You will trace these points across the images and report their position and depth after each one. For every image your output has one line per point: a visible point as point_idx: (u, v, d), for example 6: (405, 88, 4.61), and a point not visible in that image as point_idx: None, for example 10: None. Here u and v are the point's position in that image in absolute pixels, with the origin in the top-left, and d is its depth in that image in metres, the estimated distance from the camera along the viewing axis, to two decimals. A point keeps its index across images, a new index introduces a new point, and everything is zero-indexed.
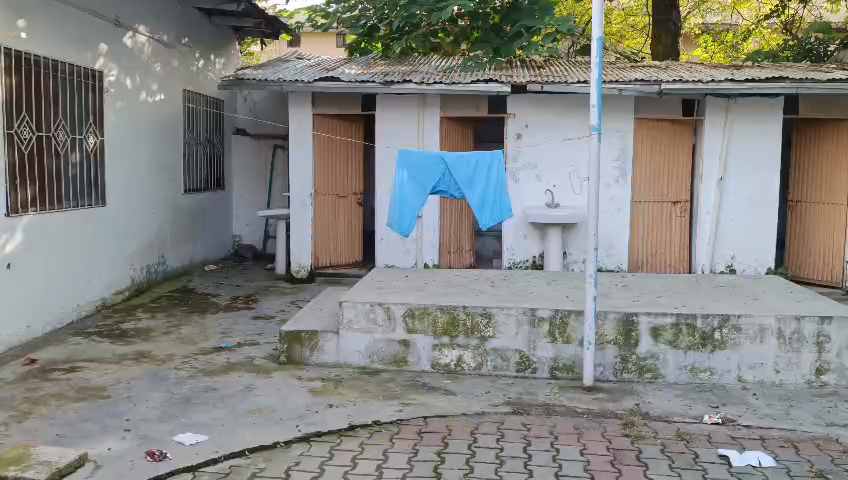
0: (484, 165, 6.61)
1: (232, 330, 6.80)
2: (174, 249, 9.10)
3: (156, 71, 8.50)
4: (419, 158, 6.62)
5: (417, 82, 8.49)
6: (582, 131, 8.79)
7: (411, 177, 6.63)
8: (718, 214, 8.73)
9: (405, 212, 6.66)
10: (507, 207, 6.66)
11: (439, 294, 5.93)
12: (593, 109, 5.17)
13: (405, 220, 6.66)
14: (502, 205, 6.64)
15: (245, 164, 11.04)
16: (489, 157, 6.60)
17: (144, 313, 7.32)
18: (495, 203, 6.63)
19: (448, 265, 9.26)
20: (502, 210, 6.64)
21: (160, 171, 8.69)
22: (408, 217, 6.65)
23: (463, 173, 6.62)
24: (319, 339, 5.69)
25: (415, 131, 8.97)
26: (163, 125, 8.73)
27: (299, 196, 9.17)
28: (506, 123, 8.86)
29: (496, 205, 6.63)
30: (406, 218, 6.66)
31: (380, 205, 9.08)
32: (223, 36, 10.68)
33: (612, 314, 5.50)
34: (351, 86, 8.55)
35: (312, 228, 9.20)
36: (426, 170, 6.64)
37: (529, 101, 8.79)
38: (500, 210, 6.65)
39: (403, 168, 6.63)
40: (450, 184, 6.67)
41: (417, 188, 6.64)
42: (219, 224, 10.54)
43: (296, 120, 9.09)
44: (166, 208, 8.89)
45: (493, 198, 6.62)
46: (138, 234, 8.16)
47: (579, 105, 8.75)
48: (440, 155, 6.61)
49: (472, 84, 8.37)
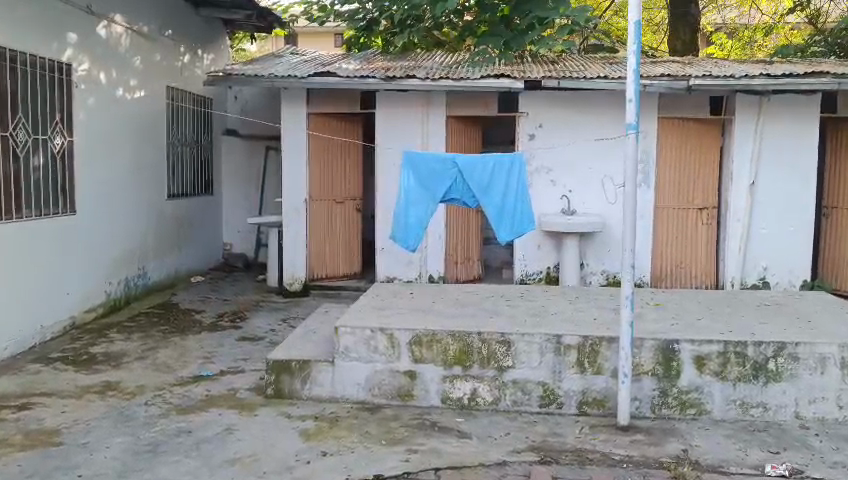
0: (501, 169, 5.86)
1: (214, 354, 6.05)
2: (156, 260, 8.35)
3: (135, 65, 7.77)
4: (427, 162, 5.91)
5: (421, 78, 7.76)
6: (601, 131, 8.05)
7: (417, 182, 5.94)
8: (749, 222, 7.97)
9: (409, 223, 5.97)
10: (529, 217, 5.91)
11: (449, 317, 5.20)
12: (630, 105, 4.43)
13: (409, 233, 5.96)
14: (523, 213, 5.90)
15: (236, 167, 10.30)
16: (508, 158, 5.86)
17: (118, 334, 6.58)
18: (515, 212, 5.90)
19: (455, 276, 8.52)
20: (523, 220, 5.90)
21: (140, 174, 7.95)
22: (412, 230, 5.97)
23: (477, 177, 5.87)
24: (312, 369, 4.95)
25: (418, 131, 8.24)
26: (144, 124, 7.99)
27: (294, 202, 8.44)
28: (517, 123, 8.12)
29: (517, 215, 5.90)
30: (410, 231, 5.97)
31: (381, 212, 8.35)
32: (212, 30, 9.94)
33: (650, 341, 4.74)
34: (349, 82, 7.82)
35: (307, 236, 8.48)
36: (435, 174, 5.92)
37: (542, 99, 8.05)
38: (522, 219, 5.91)
39: (409, 173, 5.94)
40: (463, 190, 5.93)
41: (425, 197, 5.94)
42: (207, 232, 9.80)
43: (288, 120, 8.38)
44: (148, 215, 8.15)
45: (513, 206, 5.88)
46: (114, 244, 7.42)
47: (598, 103, 8.00)
48: (451, 156, 5.89)
49: (481, 79, 7.65)
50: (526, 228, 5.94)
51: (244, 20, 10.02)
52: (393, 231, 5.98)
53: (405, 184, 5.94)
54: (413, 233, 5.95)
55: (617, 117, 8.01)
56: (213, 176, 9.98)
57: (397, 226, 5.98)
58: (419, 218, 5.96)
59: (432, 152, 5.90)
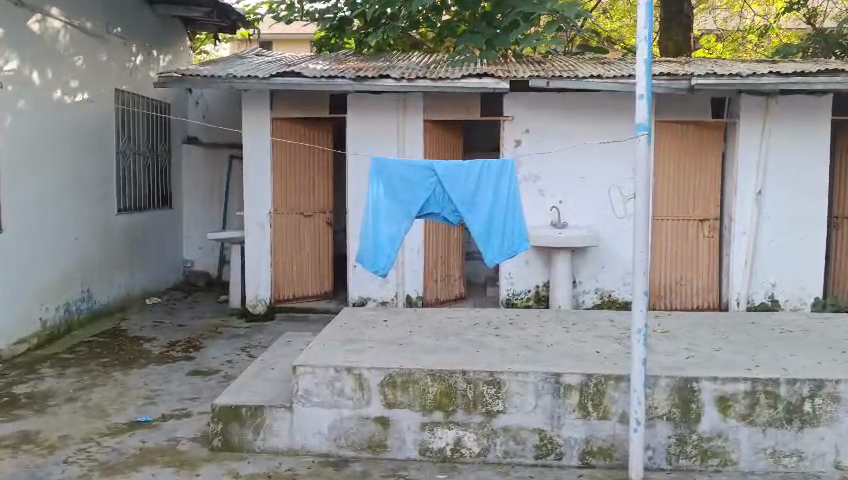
0: (490, 177, 5.15)
1: (159, 393, 5.26)
2: (104, 281, 7.53)
3: (76, 65, 6.98)
4: (401, 170, 5.18)
5: (396, 79, 7.04)
6: (594, 136, 7.35)
7: (390, 194, 5.21)
8: (755, 234, 7.27)
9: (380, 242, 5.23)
10: (521, 235, 5.21)
11: (428, 352, 4.44)
12: (640, 101, 3.74)
13: (380, 254, 5.24)
14: (514, 231, 5.21)
15: (197, 178, 9.49)
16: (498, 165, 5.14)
17: (50, 369, 5.76)
18: (505, 230, 5.20)
19: (435, 295, 7.76)
20: (514, 239, 5.21)
21: (82, 187, 7.13)
22: (384, 251, 5.24)
23: (459, 188, 5.14)
24: (265, 416, 4.17)
25: (393, 137, 7.50)
26: (87, 130, 7.18)
27: (256, 215, 7.67)
28: (501, 128, 7.41)
29: (507, 233, 5.21)
30: (382, 252, 5.24)
31: (353, 226, 7.59)
32: (171, 30, 9.16)
33: (664, 379, 4.01)
34: (316, 83, 7.06)
35: (272, 253, 7.69)
36: (409, 185, 5.18)
37: (530, 102, 7.36)
38: (512, 238, 5.21)
39: (380, 183, 5.21)
40: (443, 202, 5.20)
41: (399, 211, 5.21)
42: (165, 249, 8.98)
43: (250, 126, 7.62)
44: (93, 231, 7.33)
45: (502, 222, 5.19)
46: (52, 265, 6.60)
47: (590, 105, 7.31)
48: (428, 164, 5.14)
49: (463, 80, 6.96)
50: (518, 248, 5.23)
51: (204, 18, 9.22)
52: (361, 251, 5.25)
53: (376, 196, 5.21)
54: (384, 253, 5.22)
55: (612, 121, 7.31)
56: (171, 188, 9.14)
57: (366, 245, 5.25)
58: (392, 235, 5.25)
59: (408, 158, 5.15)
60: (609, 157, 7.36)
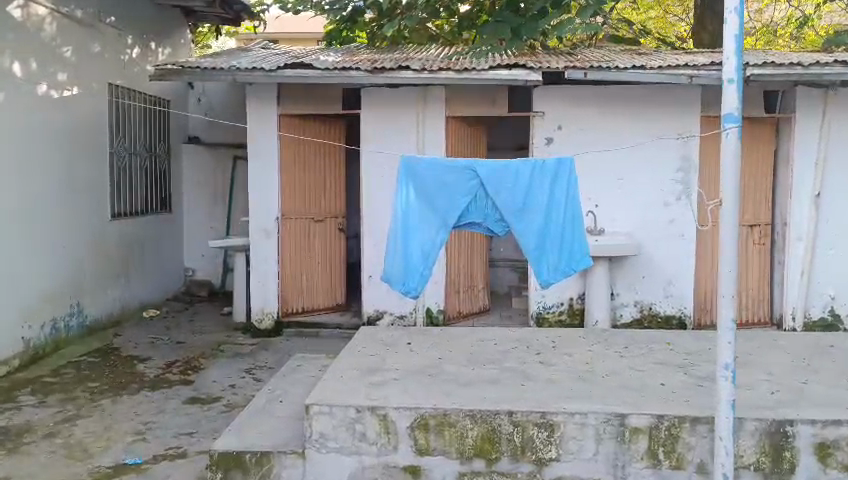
0: (543, 181, 4.66)
1: (151, 426, 4.60)
2: (96, 293, 6.89)
3: (65, 57, 6.34)
4: (440, 173, 4.61)
5: (415, 70, 6.38)
6: (632, 133, 6.68)
7: (426, 202, 4.63)
8: (813, 241, 6.57)
9: (412, 257, 4.62)
10: (580, 250, 4.73)
11: (464, 386, 3.77)
12: (729, 87, 3.05)
13: (411, 271, 4.62)
14: (573, 246, 4.72)
15: (198, 181, 8.84)
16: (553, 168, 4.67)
17: (31, 396, 5.11)
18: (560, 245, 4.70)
19: (457, 308, 7.09)
20: (573, 255, 4.72)
21: (72, 190, 6.49)
22: (416, 268, 4.62)
23: (507, 195, 4.62)
24: (273, 464, 3.51)
25: (411, 135, 6.84)
26: (77, 128, 6.54)
27: (262, 221, 7.01)
28: (531, 125, 6.76)
29: (563, 249, 4.71)
30: (413, 269, 4.62)
31: (370, 233, 6.93)
32: (170, 21, 8.51)
33: (752, 423, 3.33)
34: (328, 75, 6.41)
35: (279, 262, 7.04)
36: (449, 190, 4.61)
37: (562, 97, 6.69)
38: (569, 255, 4.71)
39: (412, 188, 4.63)
40: (487, 210, 4.66)
41: (435, 221, 4.63)
42: (164, 257, 8.34)
43: (255, 123, 6.97)
44: (84, 239, 6.69)
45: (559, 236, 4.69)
46: (37, 277, 5.96)
47: (629, 99, 6.65)
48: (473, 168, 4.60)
49: (490, 71, 6.31)
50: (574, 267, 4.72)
51: (205, 9, 8.58)
52: (389, 268, 4.64)
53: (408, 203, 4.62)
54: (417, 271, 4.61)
55: (653, 116, 6.64)
56: (171, 191, 8.50)
57: (395, 261, 4.62)
58: (425, 249, 4.63)
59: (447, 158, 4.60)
60: (649, 157, 6.69)
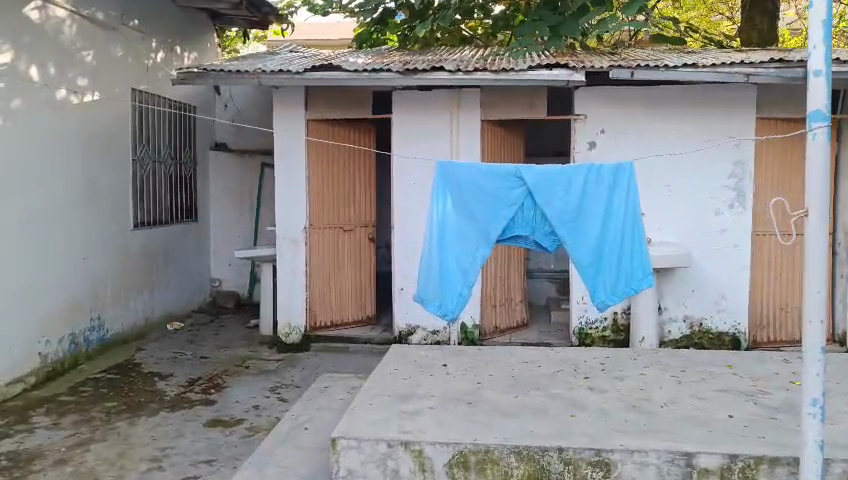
0: (597, 189, 4.32)
1: (168, 452, 4.29)
2: (118, 306, 6.63)
3: (86, 61, 6.10)
4: (483, 182, 4.35)
5: (449, 72, 6.03)
6: (681, 137, 6.26)
7: (467, 213, 4.34)
8: None
9: (449, 275, 4.27)
10: (642, 268, 4.29)
11: (507, 417, 3.39)
12: (815, 82, 2.62)
13: (448, 291, 4.26)
14: (633, 264, 4.28)
15: (225, 189, 8.59)
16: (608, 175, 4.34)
17: (45, 417, 4.84)
18: (618, 263, 4.28)
19: (494, 322, 6.72)
20: (633, 275, 4.28)
21: (93, 199, 6.24)
22: (454, 286, 4.26)
23: (557, 204, 4.30)
24: None
25: (445, 140, 6.49)
26: (98, 134, 6.29)
27: (289, 230, 6.72)
28: (572, 130, 6.38)
29: (622, 267, 4.28)
30: (451, 287, 4.26)
31: (402, 244, 6.60)
32: (195, 24, 8.27)
33: (840, 465, 2.91)
34: (357, 77, 6.08)
35: (307, 274, 6.74)
36: (493, 200, 4.33)
37: (606, 99, 6.30)
38: (628, 273, 4.28)
39: (451, 200, 4.36)
40: (534, 221, 4.36)
41: (476, 234, 4.31)
42: (189, 268, 8.09)
43: (283, 129, 6.69)
44: (105, 250, 6.43)
45: (616, 252, 4.27)
46: (55, 289, 5.70)
47: (677, 100, 6.23)
48: (519, 175, 4.32)
49: (530, 71, 5.94)
50: (635, 288, 4.28)
51: (232, 11, 8.33)
52: (426, 287, 4.31)
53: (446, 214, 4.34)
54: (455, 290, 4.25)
55: (704, 118, 6.21)
56: (196, 199, 8.25)
57: (430, 279, 4.29)
58: (463, 265, 4.28)
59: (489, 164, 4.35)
60: (700, 162, 6.25)
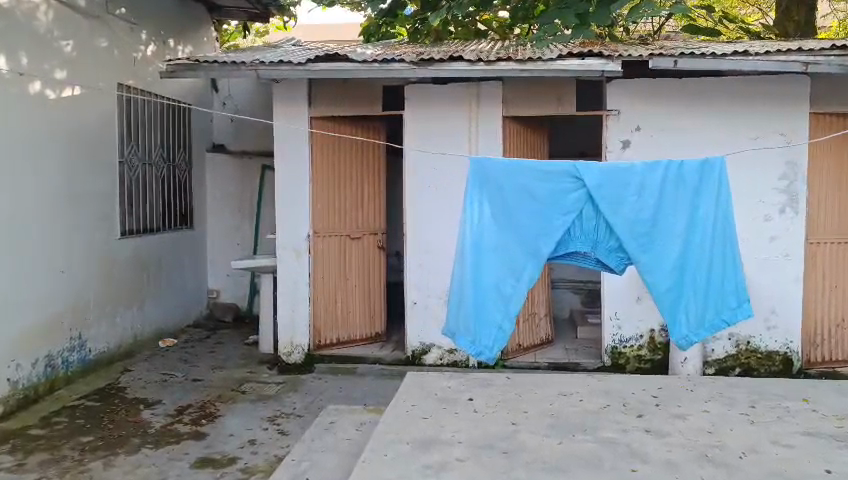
0: (676, 203, 4.25)
1: None
2: (102, 322, 6.01)
3: (64, 51, 5.49)
4: (539, 194, 4.21)
5: (468, 62, 5.40)
6: (725, 134, 5.61)
7: (517, 231, 4.22)
8: None
9: (485, 307, 4.14)
10: (729, 294, 4.26)
11: (552, 473, 2.75)
12: None
13: (484, 325, 4.12)
14: (719, 290, 4.25)
15: (222, 193, 7.97)
16: (691, 195, 4.26)
17: (9, 456, 4.22)
18: (700, 290, 4.24)
19: (516, 340, 6.08)
20: (722, 302, 4.25)
21: (75, 205, 5.63)
22: (490, 321, 4.13)
23: (630, 221, 4.19)
24: None
25: (462, 139, 5.87)
26: (78, 133, 5.67)
27: (291, 239, 6.12)
28: (603, 128, 5.76)
29: (705, 293, 4.24)
30: (487, 322, 4.13)
31: (417, 254, 5.99)
32: (191, 16, 7.67)
33: None
34: (366, 68, 5.46)
35: (311, 287, 6.13)
36: (550, 215, 4.20)
37: (641, 93, 5.68)
38: (713, 299, 4.25)
39: (498, 215, 4.23)
40: (598, 238, 4.24)
41: (523, 256, 4.19)
42: (184, 279, 7.48)
43: (284, 127, 6.08)
44: (88, 261, 5.82)
45: (697, 275, 4.23)
46: (28, 306, 5.08)
47: (722, 92, 5.58)
48: (584, 188, 4.18)
49: (558, 61, 5.31)
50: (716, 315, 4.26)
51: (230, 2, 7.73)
52: (462, 314, 4.18)
53: (486, 237, 4.20)
54: (493, 325, 4.11)
55: (752, 112, 5.56)
56: (192, 205, 7.64)
57: (466, 311, 4.16)
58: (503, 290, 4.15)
59: (545, 170, 4.20)
60: (747, 162, 5.60)
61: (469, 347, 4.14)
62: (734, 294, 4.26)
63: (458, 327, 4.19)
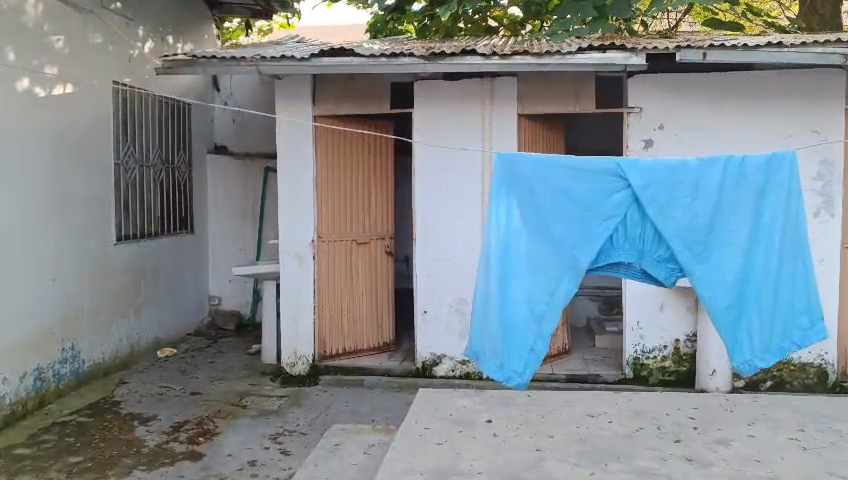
0: (734, 209, 3.81)
1: None
2: (96, 332, 5.72)
3: (54, 45, 5.20)
4: (577, 195, 3.79)
5: (481, 56, 5.09)
6: (755, 132, 5.28)
7: (553, 238, 3.78)
8: None
9: (515, 328, 3.69)
10: (796, 315, 3.77)
11: None
12: None
13: (514, 347, 3.69)
14: (784, 310, 3.77)
15: (224, 196, 7.68)
16: (752, 200, 3.80)
17: None
18: (763, 310, 3.75)
19: None
20: (787, 324, 3.77)
21: (66, 209, 5.33)
22: (521, 342, 3.68)
23: (681, 228, 3.76)
24: None
25: (475, 138, 5.55)
26: (70, 133, 5.38)
27: (294, 244, 5.81)
28: (624, 126, 5.44)
29: (769, 313, 3.76)
30: (517, 344, 3.68)
31: (428, 260, 5.67)
32: (191, 12, 7.38)
33: None
34: (374, 63, 5.15)
35: (315, 294, 5.82)
36: (589, 220, 3.78)
37: (664, 89, 5.35)
38: (777, 320, 3.77)
39: (531, 219, 3.81)
40: (642, 246, 3.81)
41: (559, 267, 3.75)
42: (184, 286, 7.18)
43: (287, 126, 5.78)
44: (80, 267, 5.52)
45: (760, 292, 3.75)
46: (15, 317, 4.78)
47: (752, 88, 5.25)
48: (630, 189, 3.75)
49: (579, 54, 4.99)
50: (781, 339, 3.77)
51: None
52: (490, 334, 3.74)
53: (518, 244, 3.78)
54: (523, 348, 3.66)
55: (784, 109, 5.23)
56: (193, 208, 7.34)
57: (494, 330, 3.73)
58: (536, 307, 3.71)
59: (584, 169, 3.79)
60: None
61: (497, 372, 3.68)
62: (802, 314, 3.78)
63: (485, 348, 3.76)
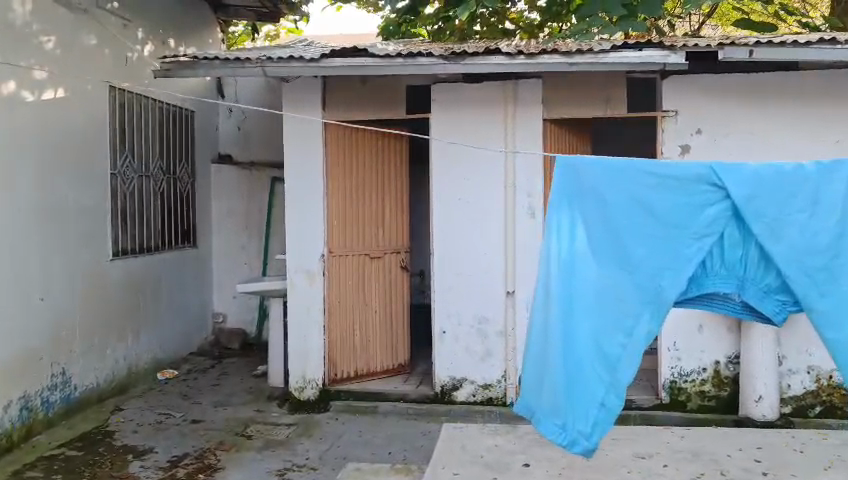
0: None
1: None
2: (89, 355, 5.32)
3: (43, 47, 4.82)
4: (659, 205, 2.96)
5: (504, 55, 4.69)
6: (802, 137, 4.86)
7: (628, 259, 2.90)
8: None
9: (581, 376, 2.79)
10: None
11: None
12: None
13: (579, 403, 2.77)
14: None
15: (228, 208, 7.29)
16: None
17: None
18: None
19: None
20: None
21: (56, 222, 4.95)
22: (587, 395, 2.76)
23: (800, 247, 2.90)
24: None
25: (497, 145, 5.14)
26: (60, 141, 5.00)
27: (302, 260, 5.42)
28: (658, 131, 5.03)
29: None
30: (581, 397, 2.77)
31: (448, 276, 5.25)
32: (193, 15, 7.02)
33: None
34: (388, 64, 4.76)
35: (325, 314, 5.42)
36: (676, 236, 2.94)
37: (701, 91, 4.94)
38: None
39: (601, 237, 2.96)
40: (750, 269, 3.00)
41: (637, 296, 2.84)
42: (186, 303, 6.79)
43: (294, 133, 5.39)
44: (72, 285, 5.13)
45: None
46: None
47: (799, 89, 4.84)
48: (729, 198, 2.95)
49: (611, 53, 4.59)
50: None
51: None
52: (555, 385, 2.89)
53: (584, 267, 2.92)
54: (589, 401, 2.73)
55: (833, 112, 4.81)
56: (195, 220, 6.96)
57: (555, 378, 2.89)
58: (607, 348, 2.80)
59: (668, 173, 2.99)
60: None
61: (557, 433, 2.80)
62: None
63: (549, 405, 2.93)
